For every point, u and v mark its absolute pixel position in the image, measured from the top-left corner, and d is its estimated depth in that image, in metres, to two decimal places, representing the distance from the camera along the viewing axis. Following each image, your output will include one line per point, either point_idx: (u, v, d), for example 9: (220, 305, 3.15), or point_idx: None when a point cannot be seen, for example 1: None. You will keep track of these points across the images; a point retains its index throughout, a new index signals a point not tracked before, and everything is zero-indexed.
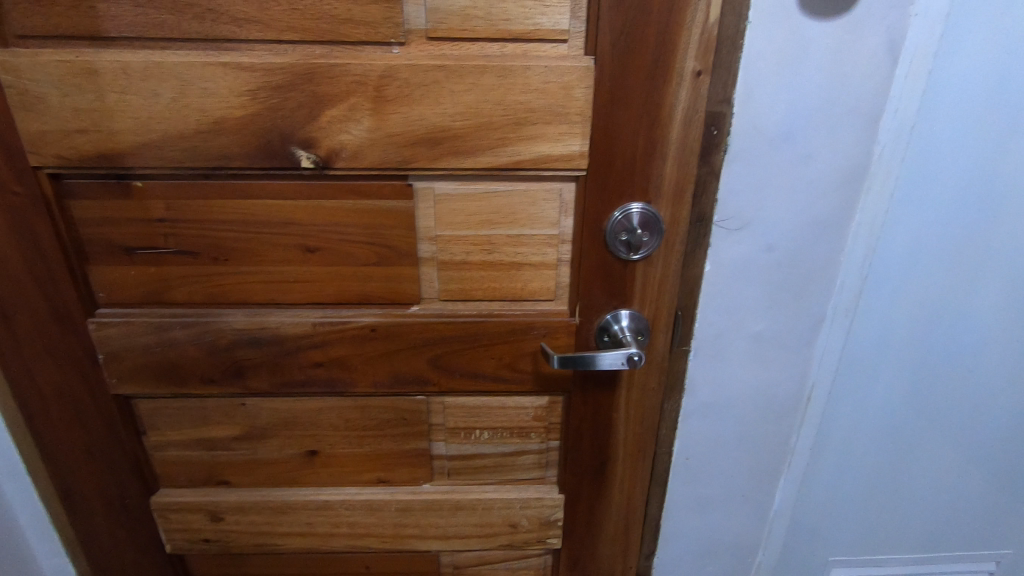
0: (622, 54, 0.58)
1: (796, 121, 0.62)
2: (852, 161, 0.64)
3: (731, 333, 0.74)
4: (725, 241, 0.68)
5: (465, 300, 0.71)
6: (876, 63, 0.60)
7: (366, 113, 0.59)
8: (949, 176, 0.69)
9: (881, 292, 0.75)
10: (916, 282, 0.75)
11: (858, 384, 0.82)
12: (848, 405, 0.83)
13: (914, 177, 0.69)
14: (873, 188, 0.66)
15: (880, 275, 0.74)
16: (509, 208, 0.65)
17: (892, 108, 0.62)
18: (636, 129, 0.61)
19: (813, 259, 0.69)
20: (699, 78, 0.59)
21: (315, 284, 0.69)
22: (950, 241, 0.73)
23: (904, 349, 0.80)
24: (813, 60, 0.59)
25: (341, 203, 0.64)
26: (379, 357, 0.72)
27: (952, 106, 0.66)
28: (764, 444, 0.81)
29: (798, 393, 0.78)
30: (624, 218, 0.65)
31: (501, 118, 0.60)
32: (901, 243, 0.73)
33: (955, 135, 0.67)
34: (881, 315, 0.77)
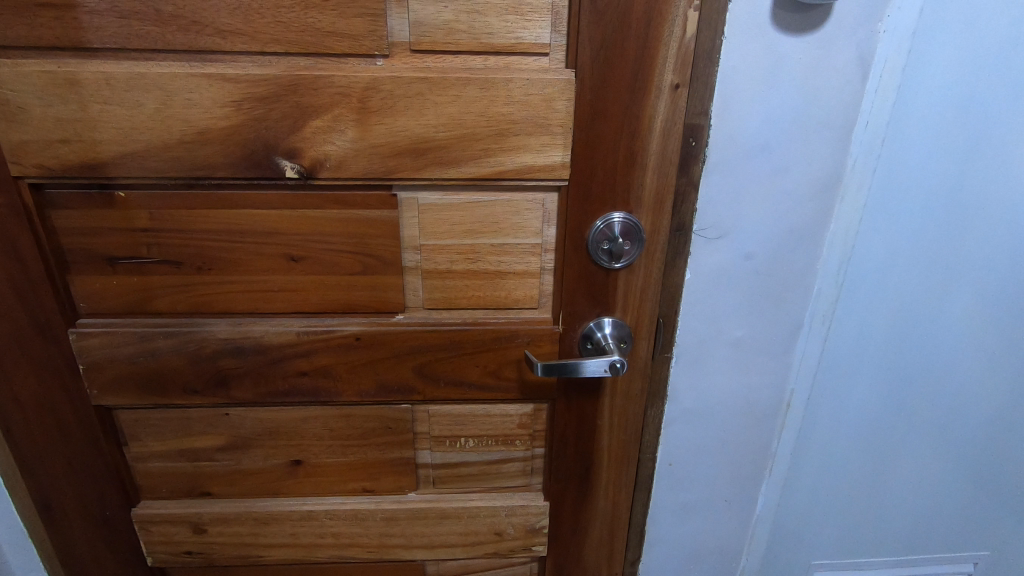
0: (602, 67, 0.59)
1: (771, 134, 0.64)
2: (825, 172, 0.66)
3: (712, 340, 0.75)
4: (704, 250, 0.69)
5: (450, 309, 0.71)
6: (846, 77, 0.61)
7: (350, 124, 0.60)
8: (918, 187, 0.71)
9: (856, 299, 0.77)
10: (889, 291, 0.77)
11: (836, 390, 0.83)
12: (827, 411, 0.85)
13: (886, 188, 0.71)
14: (846, 199, 0.67)
15: (855, 283, 0.76)
16: (492, 218, 0.66)
17: (863, 121, 0.64)
18: (616, 141, 0.62)
19: (790, 268, 0.71)
20: (678, 91, 0.61)
21: (300, 294, 0.69)
22: (921, 250, 0.75)
23: (880, 356, 0.81)
24: (786, 74, 0.61)
25: (325, 213, 0.65)
26: (364, 366, 0.72)
27: (920, 119, 0.68)
28: (745, 450, 0.83)
29: (778, 399, 0.79)
30: (606, 227, 0.66)
31: (484, 129, 0.61)
32: (874, 252, 0.74)
33: (923, 149, 0.69)
34: (857, 322, 0.79)
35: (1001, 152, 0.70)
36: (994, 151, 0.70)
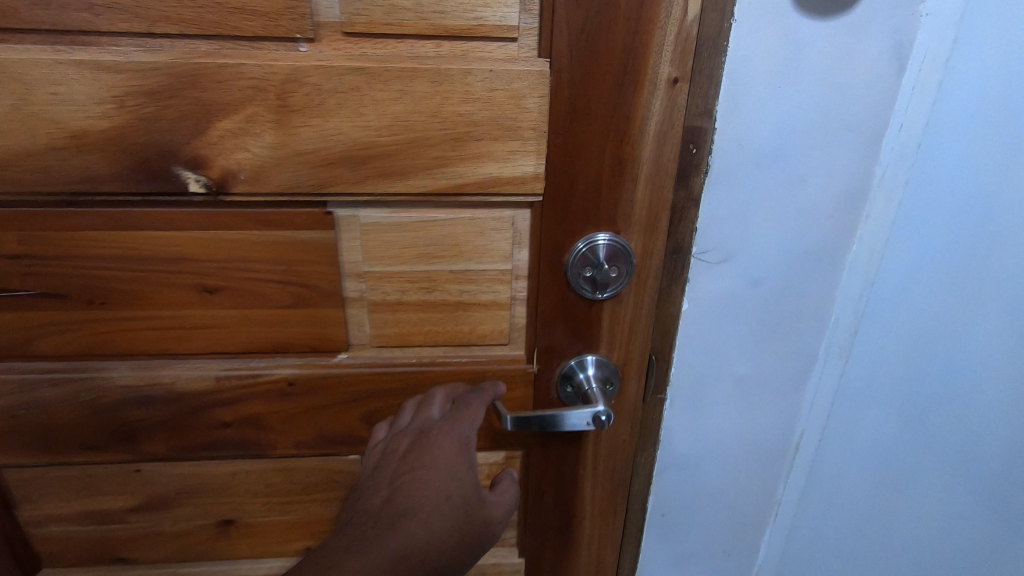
0: (583, 57, 0.48)
1: (785, 139, 0.53)
2: (849, 184, 0.55)
3: (711, 376, 0.64)
4: (704, 276, 0.59)
5: (403, 346, 0.60)
6: (878, 72, 0.51)
7: (268, 126, 0.48)
8: (956, 210, 0.59)
9: (875, 333, 0.66)
10: (916, 327, 0.65)
11: (850, 435, 0.72)
12: (838, 458, 0.74)
13: (915, 207, 0.59)
14: (870, 216, 0.57)
15: (874, 315, 0.65)
16: (451, 240, 0.55)
17: (896, 124, 0.53)
18: (601, 147, 0.51)
19: (803, 295, 0.60)
20: (676, 87, 0.49)
21: (218, 332, 0.57)
22: (958, 287, 0.62)
23: (902, 404, 0.69)
24: (807, 66, 0.50)
25: (243, 235, 0.52)
26: (300, 414, 0.61)
27: (962, 126, 0.56)
28: (747, 499, 0.72)
29: (784, 441, 0.69)
30: (589, 250, 0.55)
31: (437, 133, 0.49)
32: (899, 280, 0.63)
33: (963, 164, 0.57)
34: (877, 359, 0.68)
35: None
36: None
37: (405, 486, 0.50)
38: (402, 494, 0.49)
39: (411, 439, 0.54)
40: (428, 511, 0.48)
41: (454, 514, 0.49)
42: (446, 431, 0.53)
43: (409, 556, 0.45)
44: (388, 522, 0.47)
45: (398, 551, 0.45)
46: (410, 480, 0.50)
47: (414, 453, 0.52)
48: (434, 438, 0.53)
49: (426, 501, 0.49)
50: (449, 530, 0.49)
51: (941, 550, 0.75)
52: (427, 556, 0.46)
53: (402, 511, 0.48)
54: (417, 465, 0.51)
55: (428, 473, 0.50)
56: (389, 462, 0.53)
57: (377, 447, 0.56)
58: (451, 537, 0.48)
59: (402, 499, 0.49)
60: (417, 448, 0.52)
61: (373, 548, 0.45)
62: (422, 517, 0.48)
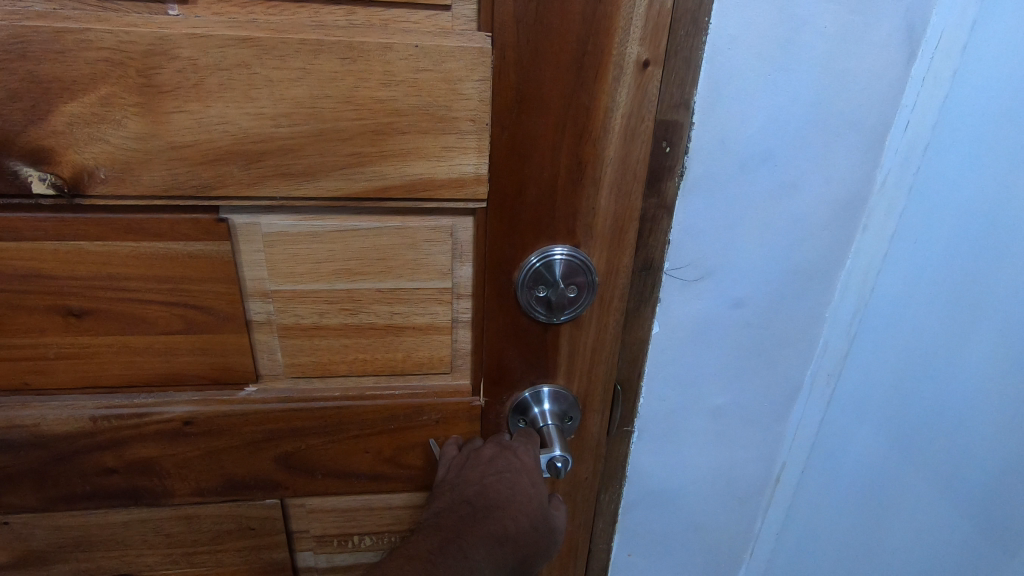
0: (533, 32, 0.38)
1: (776, 138, 0.45)
2: (849, 192, 0.48)
3: (683, 405, 0.56)
4: (677, 295, 0.50)
5: (324, 377, 0.50)
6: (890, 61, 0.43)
7: (130, 111, 0.37)
8: (958, 223, 0.51)
9: (867, 361, 0.57)
10: (909, 354, 0.57)
11: (834, 472, 0.64)
12: (817, 497, 0.65)
13: (918, 220, 0.51)
14: (866, 226, 0.50)
15: (866, 341, 0.56)
16: (377, 254, 0.45)
17: (903, 119, 0.45)
18: (556, 144, 0.42)
19: (790, 317, 0.53)
20: (647, 71, 0.40)
21: (91, 363, 0.46)
22: (955, 308, 0.54)
23: (892, 437, 0.61)
24: (807, 50, 0.42)
25: (114, 246, 0.42)
26: (201, 457, 0.51)
27: (972, 127, 0.47)
28: (721, 536, 0.65)
29: (766, 475, 0.62)
30: (544, 267, 0.46)
31: (351, 124, 0.39)
32: (893, 302, 0.54)
33: (971, 170, 0.49)
34: (866, 389, 0.59)
35: None
36: None
37: (497, 486, 0.48)
38: (494, 491, 0.47)
39: (494, 448, 0.50)
40: (520, 508, 0.47)
41: (538, 516, 0.48)
42: (527, 448, 0.50)
43: (505, 548, 0.46)
44: (483, 516, 0.46)
45: (497, 540, 0.45)
46: (502, 481, 0.48)
47: (504, 457, 0.49)
48: (517, 448, 0.50)
49: (513, 500, 0.47)
50: (534, 529, 0.48)
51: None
52: (515, 548, 0.46)
53: (493, 506, 0.47)
54: (505, 467, 0.49)
55: (517, 476, 0.48)
56: (473, 467, 0.50)
57: (445, 465, 0.52)
58: (535, 537, 0.48)
59: (495, 496, 0.47)
60: (507, 453, 0.50)
61: (477, 534, 0.45)
62: (514, 512, 0.47)
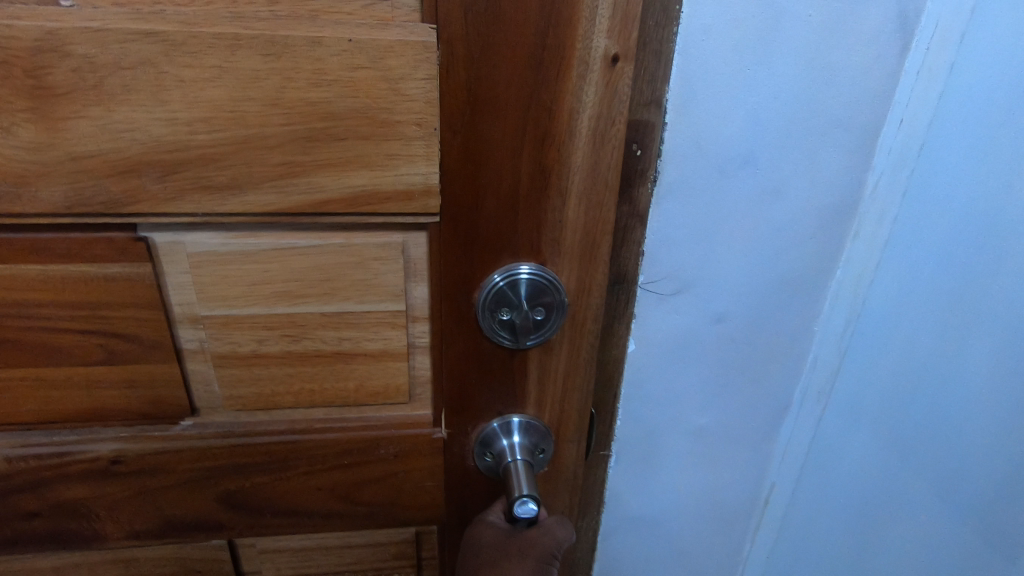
0: (484, 24, 0.33)
1: (756, 139, 0.40)
2: (838, 196, 0.43)
3: (664, 427, 0.52)
4: (653, 311, 0.46)
5: (269, 410, 0.45)
6: (882, 60, 0.39)
7: (21, 117, 0.32)
8: (952, 230, 0.46)
9: (859, 376, 0.53)
10: (906, 372, 0.52)
11: (822, 491, 0.59)
12: (806, 519, 0.61)
13: (911, 226, 0.46)
14: (857, 234, 0.45)
15: (855, 357, 0.52)
16: (319, 274, 0.40)
17: (896, 120, 0.42)
18: (515, 149, 0.37)
19: (777, 330, 0.48)
20: (617, 68, 0.35)
21: (2, 399, 0.41)
22: (962, 327, 0.49)
23: (884, 460, 0.57)
24: (791, 44, 0.38)
25: (17, 270, 0.37)
26: (133, 498, 0.46)
27: (968, 128, 0.43)
28: (708, 563, 0.61)
29: (754, 499, 0.58)
30: (508, 286, 0.41)
31: (279, 130, 0.34)
32: (878, 310, 0.50)
33: (971, 172, 0.44)
34: (859, 407, 0.55)
35: None
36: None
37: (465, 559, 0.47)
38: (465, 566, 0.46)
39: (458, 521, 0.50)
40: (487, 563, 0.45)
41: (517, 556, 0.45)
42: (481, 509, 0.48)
43: None
44: None
45: None
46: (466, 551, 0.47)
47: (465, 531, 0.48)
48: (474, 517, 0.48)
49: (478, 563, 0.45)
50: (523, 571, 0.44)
51: None
52: None
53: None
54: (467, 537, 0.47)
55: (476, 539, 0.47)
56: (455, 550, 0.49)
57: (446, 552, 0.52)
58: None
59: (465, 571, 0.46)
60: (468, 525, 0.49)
61: None
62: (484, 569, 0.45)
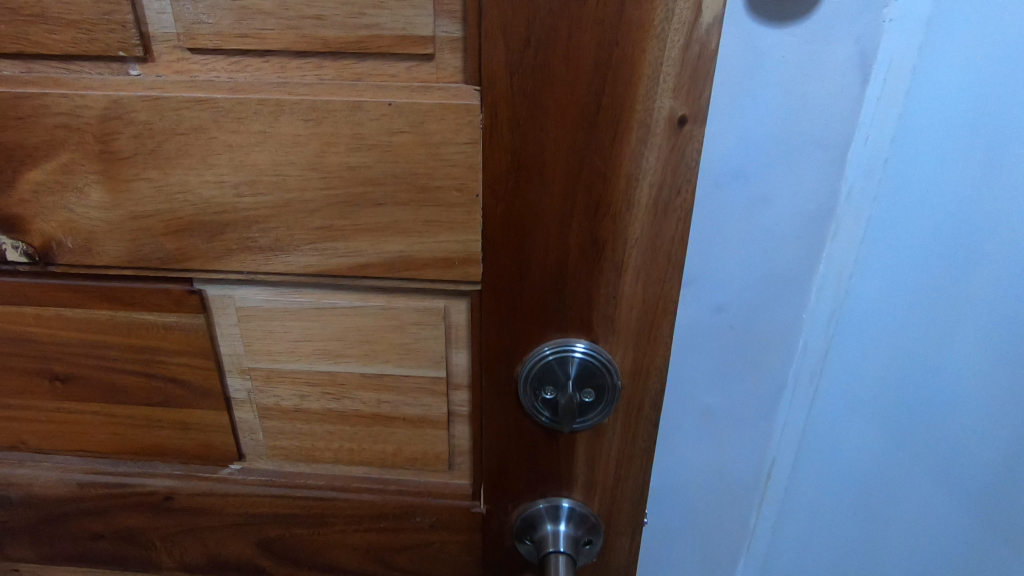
0: (532, 85, 0.30)
1: (747, 155, 0.39)
2: (810, 206, 0.40)
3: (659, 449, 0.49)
4: None
5: (309, 462, 0.44)
6: (839, 76, 0.37)
7: (92, 179, 0.34)
8: (924, 213, 0.41)
9: (835, 398, 0.47)
10: (890, 391, 0.46)
11: (804, 519, 0.53)
12: (790, 552, 0.55)
13: (885, 227, 0.41)
14: (837, 239, 0.41)
15: (833, 379, 0.47)
16: (359, 335, 0.39)
17: (861, 138, 0.38)
18: (564, 217, 0.33)
19: (758, 355, 0.45)
20: (683, 131, 0.31)
21: (76, 428, 0.44)
22: (948, 325, 0.43)
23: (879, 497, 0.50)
24: (768, 73, 0.37)
25: (92, 315, 0.40)
26: (184, 533, 0.47)
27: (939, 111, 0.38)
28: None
29: (734, 544, 0.53)
30: (555, 363, 0.37)
31: (320, 194, 0.34)
32: (861, 315, 0.44)
33: (940, 156, 0.39)
34: (845, 440, 0.49)
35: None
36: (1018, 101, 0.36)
37: None
38: None
39: None
40: None
41: None
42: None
43: None
44: None
45: None
46: None
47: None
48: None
49: None
50: None
51: None
52: None
53: None
54: None
55: None
56: None
57: None
58: None
59: None
60: None
61: None
62: None
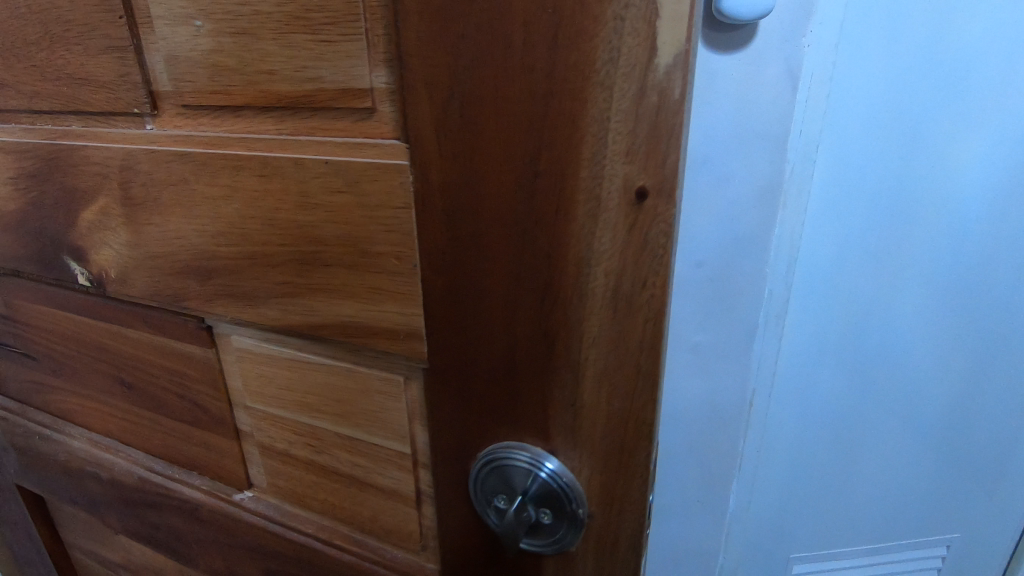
0: (460, 144, 0.25)
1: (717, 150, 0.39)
2: (761, 178, 0.40)
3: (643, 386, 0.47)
4: None
5: (302, 506, 0.44)
6: (773, 92, 0.37)
7: (120, 221, 0.38)
8: (870, 193, 0.55)
9: (811, 335, 0.61)
10: (853, 331, 0.61)
11: (791, 443, 0.68)
12: (780, 471, 0.70)
13: (836, 201, 0.55)
14: (788, 207, 0.41)
15: (803, 324, 0.61)
16: (330, 393, 0.37)
17: (797, 132, 0.39)
18: (509, 302, 0.27)
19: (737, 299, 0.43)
20: (643, 206, 0.23)
21: (140, 427, 0.51)
22: (886, 275, 0.59)
23: (853, 409, 0.67)
24: (719, 91, 0.38)
25: (138, 335, 0.45)
26: (210, 543, 0.50)
27: (869, 116, 0.51)
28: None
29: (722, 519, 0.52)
30: (507, 469, 0.30)
31: (278, 249, 0.33)
32: (826, 275, 0.58)
33: (870, 148, 0.53)
34: (823, 372, 0.64)
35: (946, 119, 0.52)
36: (920, 108, 0.52)
37: None
38: None
39: None
40: None
41: None
42: None
43: None
44: None
45: None
46: None
47: None
48: None
49: None
50: None
51: (903, 499, 0.74)
52: None
53: None
54: None
55: None
56: None
57: None
58: None
59: None
60: None
61: None
62: None
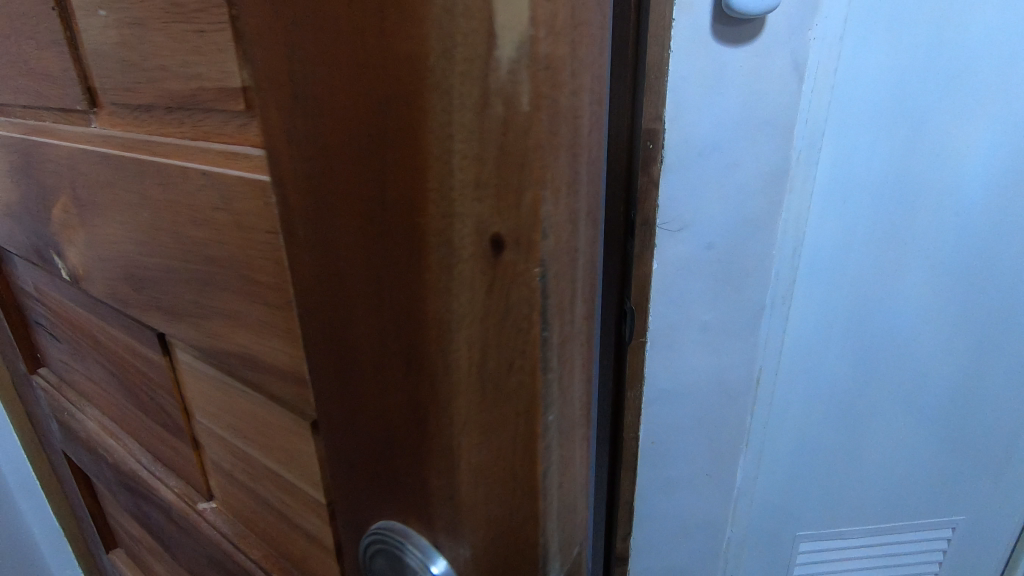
0: (309, 163, 0.20)
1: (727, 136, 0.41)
2: (768, 163, 0.42)
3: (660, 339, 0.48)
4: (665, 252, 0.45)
5: (249, 529, 0.41)
6: (778, 83, 0.40)
7: (77, 220, 0.37)
8: (872, 170, 0.50)
9: (810, 325, 0.57)
10: (858, 319, 0.57)
11: (796, 437, 0.64)
12: (785, 467, 0.66)
13: (835, 178, 0.51)
14: (794, 193, 0.44)
15: (806, 312, 0.56)
16: (253, 422, 0.34)
17: (802, 120, 0.41)
18: (376, 362, 0.21)
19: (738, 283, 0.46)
20: (501, 261, 0.17)
21: (131, 419, 0.51)
22: (892, 257, 0.55)
23: (857, 400, 0.63)
24: (730, 82, 0.40)
25: (115, 332, 0.44)
26: (185, 542, 0.50)
27: (871, 84, 0.47)
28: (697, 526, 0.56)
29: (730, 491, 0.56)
30: (396, 557, 0.24)
31: (183, 265, 0.29)
32: (824, 264, 0.54)
33: (873, 119, 0.48)
34: (826, 360, 0.60)
35: (953, 84, 0.48)
36: (921, 70, 0.47)
37: None
38: None
39: None
40: None
41: None
42: None
43: None
44: None
45: None
46: None
47: None
48: None
49: None
50: None
51: (905, 488, 0.71)
52: None
53: None
54: None
55: None
56: None
57: None
58: None
59: None
60: None
61: None
62: None
